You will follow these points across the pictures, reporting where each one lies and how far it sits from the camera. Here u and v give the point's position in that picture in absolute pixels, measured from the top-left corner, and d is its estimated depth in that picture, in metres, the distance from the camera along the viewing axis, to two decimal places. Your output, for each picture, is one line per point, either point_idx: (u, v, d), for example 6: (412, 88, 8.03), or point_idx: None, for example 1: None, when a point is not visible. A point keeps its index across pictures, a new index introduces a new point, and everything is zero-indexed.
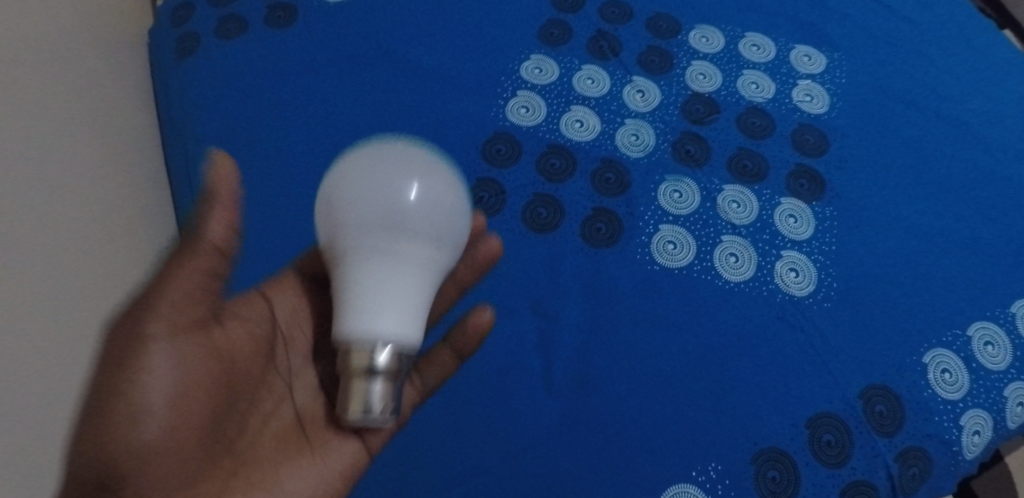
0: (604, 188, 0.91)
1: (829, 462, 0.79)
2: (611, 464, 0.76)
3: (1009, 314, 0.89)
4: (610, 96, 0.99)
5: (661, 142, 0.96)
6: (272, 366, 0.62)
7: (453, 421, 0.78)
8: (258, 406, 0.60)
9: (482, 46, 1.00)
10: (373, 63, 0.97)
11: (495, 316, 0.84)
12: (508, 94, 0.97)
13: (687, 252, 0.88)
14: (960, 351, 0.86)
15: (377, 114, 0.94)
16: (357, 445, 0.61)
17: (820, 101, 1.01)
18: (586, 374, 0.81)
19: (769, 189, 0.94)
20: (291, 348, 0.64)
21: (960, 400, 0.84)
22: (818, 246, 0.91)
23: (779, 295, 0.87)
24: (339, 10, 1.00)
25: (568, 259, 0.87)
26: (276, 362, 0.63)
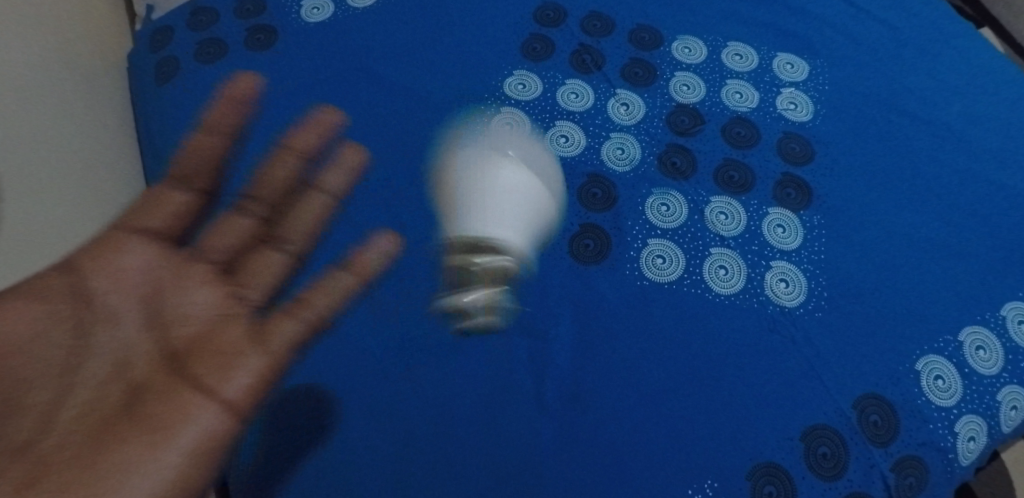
0: (590, 204, 0.91)
1: (824, 475, 0.79)
2: (606, 486, 0.75)
3: (999, 317, 0.89)
4: (594, 110, 0.98)
5: (647, 155, 0.96)
6: (80, 347, 0.59)
7: (446, 446, 0.76)
8: (70, 396, 0.57)
9: (465, 63, 0.99)
10: (354, 82, 0.96)
11: (485, 338, 0.82)
12: (491, 110, 0.96)
13: (676, 266, 0.88)
14: (952, 357, 0.86)
15: (360, 134, 0.93)
16: (210, 411, 0.56)
17: (805, 109, 1.01)
18: (578, 394, 0.80)
19: (757, 200, 0.93)
20: (107, 321, 0.60)
21: (954, 407, 0.84)
22: (807, 256, 0.90)
23: (770, 306, 0.87)
24: (319, 30, 0.99)
25: (557, 277, 0.86)
26: (83, 343, 0.59)
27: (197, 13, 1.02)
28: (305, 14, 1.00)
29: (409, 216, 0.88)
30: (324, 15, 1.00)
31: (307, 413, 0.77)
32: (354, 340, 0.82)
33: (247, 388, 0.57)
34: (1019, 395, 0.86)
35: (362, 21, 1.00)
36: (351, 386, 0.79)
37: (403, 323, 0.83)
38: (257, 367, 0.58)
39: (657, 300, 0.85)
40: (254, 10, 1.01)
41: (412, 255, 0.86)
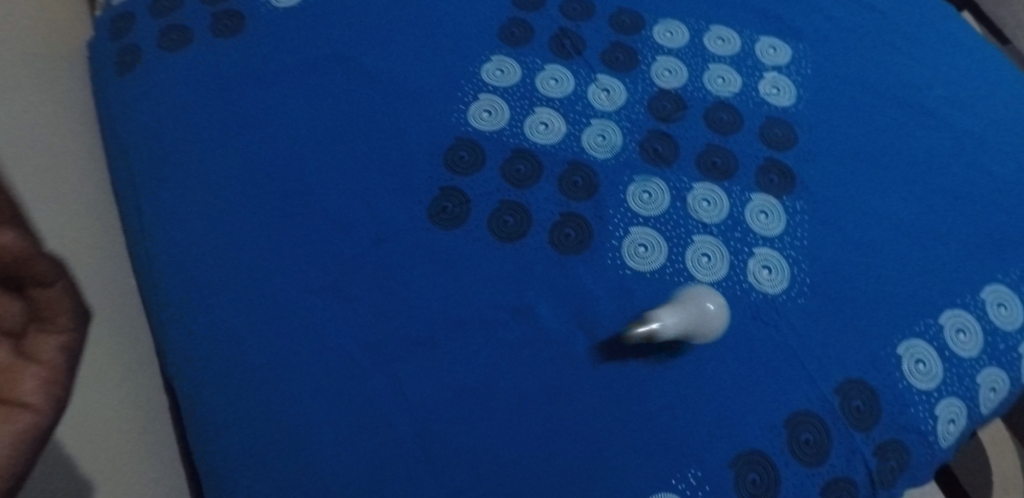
0: (571, 191, 0.89)
1: (807, 461, 0.79)
2: (590, 479, 0.74)
3: (979, 301, 0.89)
4: (575, 96, 0.97)
5: (628, 142, 0.95)
6: None
7: (424, 441, 0.74)
8: None
9: (440, 48, 0.97)
10: (325, 68, 0.93)
11: (465, 330, 0.80)
12: (469, 97, 0.94)
13: (658, 254, 0.87)
14: (933, 340, 0.86)
15: (331, 121, 0.89)
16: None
17: (787, 93, 1.00)
18: (560, 386, 0.78)
19: (739, 186, 0.93)
20: None
21: (934, 390, 0.84)
22: (790, 242, 0.90)
23: (753, 293, 0.86)
24: (289, 15, 0.96)
25: (537, 268, 0.84)
26: None
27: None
28: None
29: (384, 207, 0.85)
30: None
31: (284, 409, 0.75)
32: (326, 336, 0.78)
33: (41, 390, 0.33)
34: (997, 377, 0.87)
35: (334, 6, 0.98)
36: (323, 384, 0.76)
37: (378, 318, 0.79)
38: (40, 374, 0.34)
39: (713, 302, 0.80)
40: None
41: (391, 244, 0.83)
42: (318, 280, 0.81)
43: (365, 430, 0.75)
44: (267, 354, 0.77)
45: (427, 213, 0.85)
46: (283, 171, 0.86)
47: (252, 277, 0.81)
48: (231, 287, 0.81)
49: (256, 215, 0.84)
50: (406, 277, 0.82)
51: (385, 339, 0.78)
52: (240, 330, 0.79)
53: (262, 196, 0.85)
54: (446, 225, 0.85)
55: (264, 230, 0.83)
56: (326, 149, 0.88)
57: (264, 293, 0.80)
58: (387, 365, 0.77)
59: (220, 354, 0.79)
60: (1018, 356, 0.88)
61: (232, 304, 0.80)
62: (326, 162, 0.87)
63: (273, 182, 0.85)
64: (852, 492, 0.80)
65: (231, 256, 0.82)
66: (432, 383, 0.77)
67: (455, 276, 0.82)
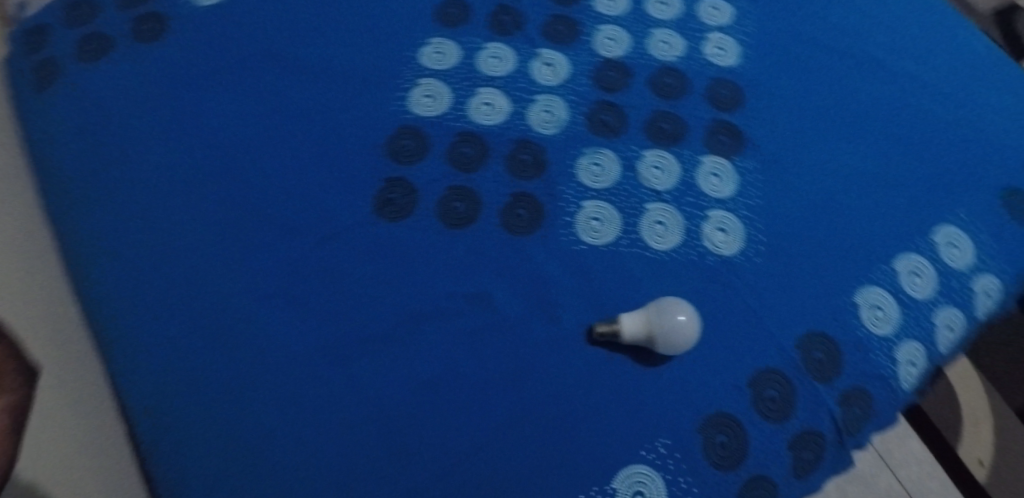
0: (520, 171, 0.89)
1: (773, 418, 0.80)
2: (557, 457, 0.76)
3: (930, 244, 0.89)
4: (518, 73, 0.95)
5: (575, 115, 0.93)
6: None
7: (390, 437, 0.76)
8: None
9: (375, 37, 0.95)
10: (258, 67, 0.92)
11: (422, 322, 0.81)
12: (409, 83, 0.93)
13: (612, 227, 0.87)
14: (889, 286, 0.87)
15: (269, 122, 0.89)
16: None
17: (731, 53, 0.99)
18: (521, 369, 0.79)
19: (689, 150, 0.92)
20: None
21: (892, 335, 0.85)
22: (743, 202, 0.90)
23: (709, 257, 0.86)
24: (216, 17, 0.95)
25: (490, 251, 0.85)
26: None
27: (74, 7, 0.97)
28: None
29: (329, 206, 0.86)
30: None
31: (249, 418, 0.76)
32: (284, 343, 0.79)
33: None
34: (954, 316, 0.88)
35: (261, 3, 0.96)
36: (287, 392, 0.77)
37: (334, 319, 0.81)
38: None
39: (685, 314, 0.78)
40: None
41: (342, 241, 0.84)
42: (269, 284, 0.82)
43: (333, 432, 0.76)
44: (231, 365, 0.78)
45: (373, 206, 0.86)
46: (226, 179, 0.86)
47: (207, 289, 0.81)
48: (186, 302, 0.81)
49: (204, 226, 0.84)
50: (356, 274, 0.83)
51: (341, 339, 0.80)
52: (200, 344, 0.79)
53: (207, 205, 0.85)
54: (392, 217, 0.85)
55: (215, 240, 0.83)
56: (268, 152, 0.88)
57: (220, 303, 0.81)
58: (343, 367, 0.79)
59: (181, 369, 0.78)
60: (973, 294, 0.89)
61: (189, 316, 0.80)
62: (269, 164, 0.87)
63: (217, 189, 0.85)
64: (820, 443, 0.82)
65: (183, 270, 0.82)
66: (393, 377, 0.78)
67: (408, 269, 0.83)
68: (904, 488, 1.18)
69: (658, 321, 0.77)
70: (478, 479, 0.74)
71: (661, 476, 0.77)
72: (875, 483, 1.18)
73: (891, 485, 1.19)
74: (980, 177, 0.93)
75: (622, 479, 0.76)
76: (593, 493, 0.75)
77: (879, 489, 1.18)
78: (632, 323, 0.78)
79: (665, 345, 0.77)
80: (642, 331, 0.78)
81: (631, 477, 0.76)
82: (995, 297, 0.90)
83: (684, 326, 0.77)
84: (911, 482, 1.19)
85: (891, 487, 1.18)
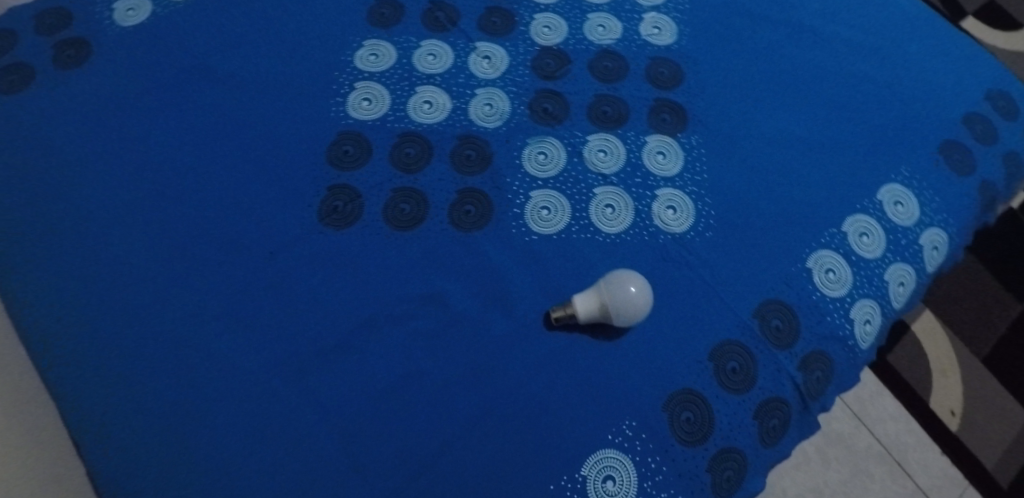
0: (465, 166, 0.89)
1: (736, 389, 0.81)
2: (525, 450, 0.77)
3: (876, 203, 0.90)
4: (456, 68, 0.94)
5: (517, 107, 0.93)
6: None
7: (356, 447, 0.76)
8: None
9: (309, 46, 0.95)
10: (195, 88, 0.92)
11: (377, 328, 0.81)
12: (346, 88, 0.92)
13: (562, 214, 0.87)
14: (840, 248, 0.88)
15: (209, 142, 0.89)
16: None
17: (668, 31, 0.99)
18: (482, 366, 0.80)
19: (633, 131, 0.92)
20: None
21: (847, 295, 0.86)
22: (691, 178, 0.90)
23: (661, 236, 0.87)
24: (146, 40, 0.94)
25: (441, 250, 0.85)
26: None
27: None
28: (119, 17, 0.95)
29: (273, 221, 0.86)
30: (140, 16, 0.96)
31: (213, 440, 0.76)
32: (241, 363, 0.79)
33: None
34: (905, 272, 0.89)
35: (189, 20, 0.95)
36: (251, 413, 0.77)
37: (289, 334, 0.81)
38: None
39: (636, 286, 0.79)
40: (57, 25, 0.95)
41: (291, 253, 0.84)
42: (219, 304, 0.82)
43: (300, 448, 0.76)
44: (192, 389, 0.78)
45: (318, 216, 0.86)
46: (171, 204, 0.86)
47: (161, 315, 0.81)
48: (141, 330, 0.80)
49: (153, 252, 0.84)
50: (306, 286, 0.83)
51: (296, 354, 0.80)
52: (160, 371, 0.79)
53: (155, 231, 0.85)
54: (338, 225, 0.85)
55: (166, 265, 0.83)
56: (211, 171, 0.88)
57: (175, 329, 0.80)
58: (300, 383, 0.79)
59: (142, 397, 0.78)
60: (922, 248, 0.90)
61: (146, 344, 0.80)
62: (214, 184, 0.87)
63: (163, 214, 0.85)
64: (785, 409, 0.82)
65: (136, 298, 0.82)
66: (354, 387, 0.79)
67: (360, 276, 0.84)
68: (882, 445, 1.21)
69: (609, 291, 0.78)
70: (448, 480, 0.75)
71: (631, 458, 0.77)
72: (853, 443, 1.21)
73: (869, 443, 1.21)
74: (920, 134, 0.94)
75: (592, 465, 0.76)
76: (564, 482, 0.76)
77: (857, 449, 1.20)
78: (584, 298, 0.79)
79: (619, 317, 0.78)
80: (595, 304, 0.79)
81: (601, 462, 0.77)
82: (942, 250, 0.92)
83: (636, 296, 0.78)
84: (888, 438, 1.21)
85: (869, 446, 1.21)
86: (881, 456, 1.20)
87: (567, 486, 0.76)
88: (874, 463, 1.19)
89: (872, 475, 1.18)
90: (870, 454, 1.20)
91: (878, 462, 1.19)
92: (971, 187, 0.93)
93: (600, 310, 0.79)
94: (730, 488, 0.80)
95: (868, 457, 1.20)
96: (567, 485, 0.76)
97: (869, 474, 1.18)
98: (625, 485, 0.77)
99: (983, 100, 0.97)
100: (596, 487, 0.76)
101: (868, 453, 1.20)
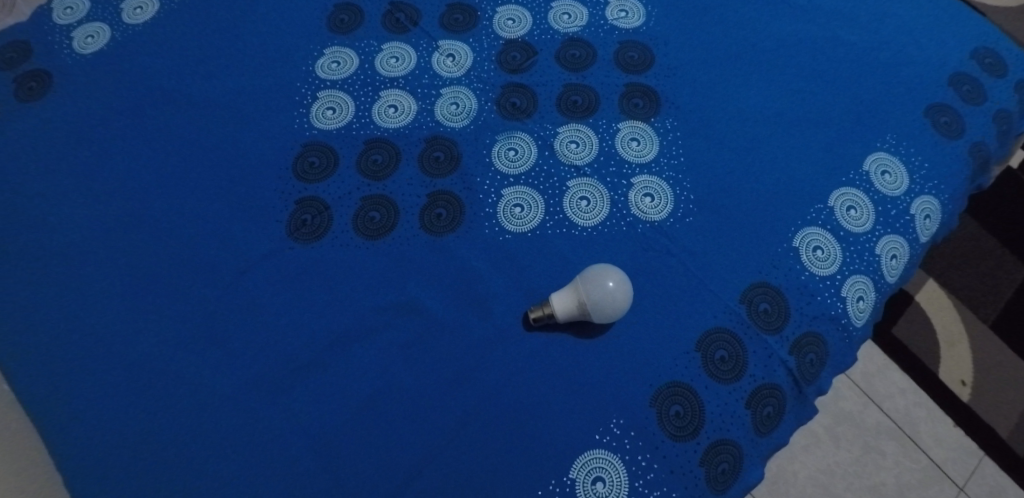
0: (434, 169, 0.87)
1: (726, 378, 0.78)
2: (511, 456, 0.74)
3: (863, 174, 0.87)
4: (419, 69, 0.92)
5: (484, 104, 0.90)
6: None
7: (338, 464, 0.75)
8: None
9: (270, 59, 0.93)
10: (158, 110, 0.90)
11: (353, 341, 0.80)
12: (309, 99, 0.91)
13: (536, 211, 0.85)
14: (827, 224, 0.84)
15: (176, 164, 0.88)
16: None
17: (636, 14, 0.96)
18: (462, 373, 0.78)
19: (605, 119, 0.89)
20: None
21: (837, 273, 0.83)
22: (667, 163, 0.87)
23: (639, 225, 0.84)
24: (107, 66, 0.93)
25: (413, 256, 0.83)
26: None
27: None
28: (79, 45, 0.95)
29: (242, 239, 0.84)
30: (99, 42, 0.95)
31: (193, 467, 0.75)
32: (218, 386, 0.78)
33: None
34: (897, 244, 0.85)
35: (149, 43, 0.94)
36: (228, 438, 0.76)
37: (264, 354, 0.79)
38: None
39: (617, 279, 0.76)
40: (17, 58, 0.94)
41: (262, 270, 0.83)
42: (193, 328, 0.80)
43: (281, 470, 0.75)
44: (171, 417, 0.77)
45: (288, 231, 0.84)
46: (141, 229, 0.85)
47: (134, 343, 0.80)
48: (116, 358, 0.79)
49: (126, 280, 0.82)
50: (279, 303, 0.81)
51: (272, 373, 0.78)
52: (136, 398, 0.78)
53: (126, 259, 0.83)
54: (308, 239, 0.84)
55: (138, 292, 0.82)
56: (179, 193, 0.86)
57: (150, 357, 0.79)
58: (278, 401, 0.77)
59: (120, 427, 0.77)
60: (913, 218, 0.86)
61: (121, 372, 0.79)
62: (183, 206, 0.86)
63: (133, 241, 0.84)
64: (779, 396, 0.79)
65: (109, 326, 0.80)
66: (332, 403, 0.77)
67: (332, 290, 0.82)
68: (891, 420, 1.17)
69: (587, 289, 0.76)
70: (435, 491, 0.74)
71: (620, 458, 0.75)
72: (863, 421, 1.17)
73: (878, 420, 1.17)
74: (905, 100, 0.90)
75: (580, 467, 0.74)
76: (552, 487, 0.74)
77: (867, 426, 1.17)
78: (562, 298, 0.77)
79: (599, 314, 0.76)
80: (573, 302, 0.77)
81: (589, 463, 0.74)
82: (935, 218, 0.88)
83: (615, 291, 0.76)
84: (898, 414, 1.17)
85: (879, 422, 1.17)
86: (892, 432, 1.16)
87: (556, 490, 0.74)
88: (885, 439, 1.16)
89: (884, 452, 1.15)
90: (881, 431, 1.16)
91: (889, 438, 1.16)
92: (961, 150, 0.89)
93: (579, 308, 0.77)
94: (726, 481, 0.77)
95: (878, 433, 1.16)
96: (556, 489, 0.74)
97: (880, 451, 1.15)
98: (615, 486, 0.74)
99: (968, 59, 0.93)
100: (585, 489, 0.74)
101: (878, 430, 1.16)
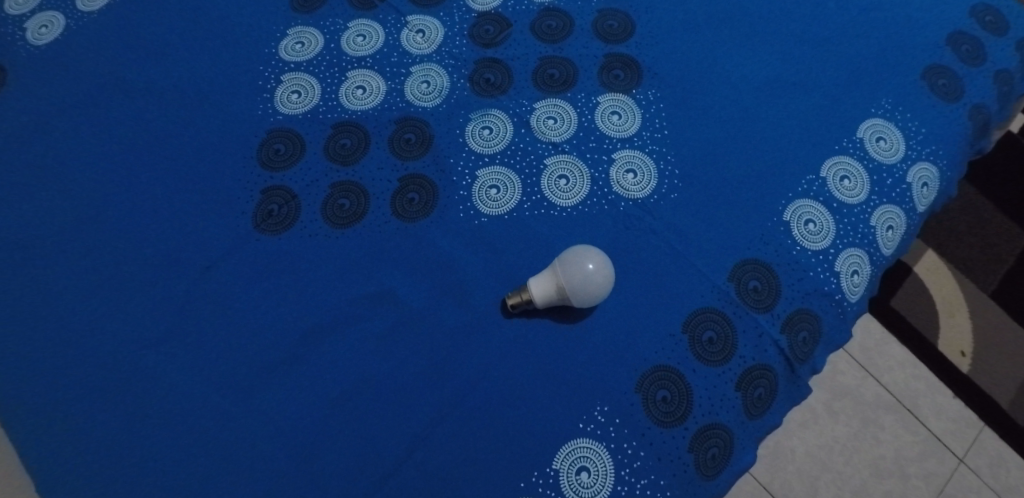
0: (405, 151, 0.83)
1: (714, 361, 0.75)
2: (490, 448, 0.72)
3: (858, 142, 0.82)
4: (388, 47, 0.88)
5: (456, 80, 0.86)
6: None
7: (313, 462, 0.72)
8: None
9: (232, 42, 0.89)
10: (117, 100, 0.87)
11: (327, 334, 0.76)
12: (274, 83, 0.87)
13: (513, 191, 0.81)
14: (819, 196, 0.80)
15: (137, 155, 0.84)
16: None
17: None
18: (441, 363, 0.75)
19: (583, 92, 0.85)
20: None
21: (830, 247, 0.79)
22: (650, 136, 0.83)
23: (622, 203, 0.80)
24: (64, 56, 0.89)
25: (386, 243, 0.80)
26: None
27: None
28: (33, 35, 0.91)
29: (207, 231, 0.81)
30: (54, 32, 0.91)
31: (163, 469, 0.72)
32: (185, 383, 0.75)
33: None
34: (893, 214, 0.81)
35: (107, 30, 0.91)
36: (197, 436, 0.73)
37: (233, 348, 0.76)
38: None
39: (597, 260, 0.73)
40: None
41: (229, 262, 0.79)
42: (157, 326, 0.77)
43: (253, 469, 0.72)
44: (139, 419, 0.74)
45: (256, 222, 0.81)
46: (102, 225, 0.81)
47: (96, 342, 0.77)
48: (78, 358, 0.76)
49: (86, 276, 0.79)
50: (248, 296, 0.78)
51: (243, 370, 0.75)
52: (99, 398, 0.74)
53: (86, 255, 0.80)
54: (276, 230, 0.80)
55: (99, 289, 0.79)
56: (141, 186, 0.83)
57: (113, 357, 0.76)
58: (249, 398, 0.74)
59: (83, 429, 0.73)
60: (910, 187, 0.82)
61: (83, 372, 0.75)
62: (147, 199, 0.82)
63: (94, 236, 0.81)
64: (770, 377, 0.76)
65: (71, 325, 0.77)
66: (305, 400, 0.74)
67: (303, 282, 0.79)
68: (891, 394, 1.14)
69: (565, 272, 0.72)
70: (414, 487, 0.71)
71: (605, 446, 0.72)
72: (862, 395, 1.14)
73: (877, 394, 1.14)
74: (900, 62, 0.86)
75: (564, 457, 0.71)
76: (535, 478, 0.71)
77: (866, 401, 1.13)
78: (540, 283, 0.74)
79: (578, 298, 0.73)
80: (551, 287, 0.73)
81: (573, 453, 0.72)
82: (933, 186, 0.83)
83: (595, 274, 0.72)
84: (900, 386, 1.14)
85: (878, 396, 1.14)
86: (893, 405, 1.13)
87: (539, 482, 0.71)
88: (884, 413, 1.13)
89: (883, 426, 1.12)
90: (882, 405, 1.13)
91: (889, 412, 1.13)
92: (960, 114, 0.84)
93: (558, 293, 0.73)
94: (716, 466, 0.74)
95: (878, 407, 1.13)
96: (539, 481, 0.71)
97: (879, 425, 1.12)
98: (601, 476, 0.71)
99: (966, 17, 0.88)
100: (569, 480, 0.71)
101: (878, 403, 1.13)
